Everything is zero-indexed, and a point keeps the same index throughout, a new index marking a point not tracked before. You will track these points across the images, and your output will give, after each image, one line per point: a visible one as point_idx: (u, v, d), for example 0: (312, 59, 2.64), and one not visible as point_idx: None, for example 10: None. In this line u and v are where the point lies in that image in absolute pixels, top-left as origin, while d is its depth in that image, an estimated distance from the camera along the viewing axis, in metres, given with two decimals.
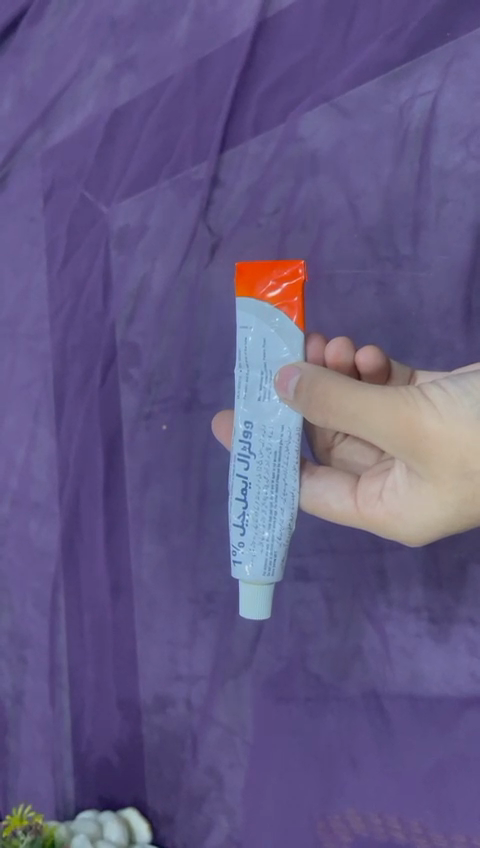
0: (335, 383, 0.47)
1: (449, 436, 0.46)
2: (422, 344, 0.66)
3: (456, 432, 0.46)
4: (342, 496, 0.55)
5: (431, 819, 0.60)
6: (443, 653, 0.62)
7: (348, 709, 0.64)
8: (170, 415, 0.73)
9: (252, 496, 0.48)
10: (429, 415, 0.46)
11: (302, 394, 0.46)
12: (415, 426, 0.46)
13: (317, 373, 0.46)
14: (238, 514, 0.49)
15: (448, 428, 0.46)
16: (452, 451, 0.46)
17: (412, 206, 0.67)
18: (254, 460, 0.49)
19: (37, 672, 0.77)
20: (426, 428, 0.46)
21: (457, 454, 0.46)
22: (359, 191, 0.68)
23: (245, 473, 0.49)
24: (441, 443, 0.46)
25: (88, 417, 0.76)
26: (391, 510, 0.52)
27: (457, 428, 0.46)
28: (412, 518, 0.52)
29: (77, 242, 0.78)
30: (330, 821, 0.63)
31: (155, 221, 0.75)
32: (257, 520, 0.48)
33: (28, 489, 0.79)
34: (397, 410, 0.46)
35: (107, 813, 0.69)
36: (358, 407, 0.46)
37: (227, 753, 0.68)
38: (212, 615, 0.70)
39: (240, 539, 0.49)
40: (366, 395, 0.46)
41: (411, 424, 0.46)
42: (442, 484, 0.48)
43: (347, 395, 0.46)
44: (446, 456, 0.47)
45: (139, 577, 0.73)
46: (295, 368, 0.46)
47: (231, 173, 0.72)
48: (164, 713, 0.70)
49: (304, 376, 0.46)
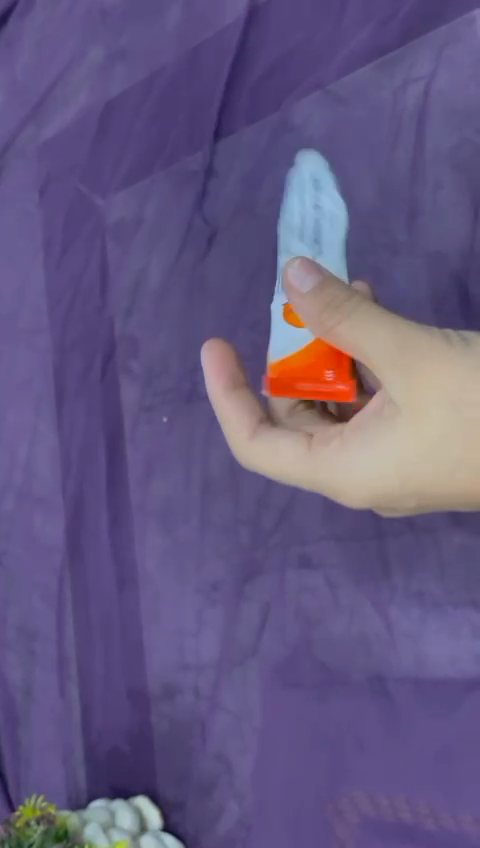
0: (347, 300, 0.47)
1: (446, 372, 0.46)
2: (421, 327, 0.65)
3: (449, 361, 0.46)
4: (295, 445, 0.53)
5: (439, 800, 0.60)
6: (446, 635, 0.62)
7: (354, 693, 0.64)
8: (171, 406, 0.73)
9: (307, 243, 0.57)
10: (427, 339, 0.47)
11: (318, 289, 0.47)
12: (412, 344, 0.46)
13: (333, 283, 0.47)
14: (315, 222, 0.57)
15: (442, 354, 0.46)
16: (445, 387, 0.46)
17: (408, 192, 0.66)
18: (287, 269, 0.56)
19: (45, 663, 0.78)
20: (422, 347, 0.46)
21: (449, 385, 0.46)
22: (354, 176, 0.68)
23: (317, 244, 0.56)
24: (439, 374, 0.46)
25: (88, 410, 0.77)
26: (344, 467, 0.51)
27: (453, 360, 0.46)
28: (375, 466, 0.50)
29: (73, 236, 0.79)
30: (339, 804, 0.63)
31: (150, 213, 0.75)
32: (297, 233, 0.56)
33: (32, 483, 0.80)
34: (399, 331, 0.47)
35: (118, 801, 0.70)
36: (362, 312, 0.47)
37: (235, 740, 0.68)
38: (217, 604, 0.70)
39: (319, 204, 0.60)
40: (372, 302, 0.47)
41: (410, 342, 0.46)
42: (426, 411, 0.47)
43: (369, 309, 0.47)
44: (441, 383, 0.46)
45: (143, 568, 0.74)
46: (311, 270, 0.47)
47: (225, 163, 0.72)
48: (173, 701, 0.71)
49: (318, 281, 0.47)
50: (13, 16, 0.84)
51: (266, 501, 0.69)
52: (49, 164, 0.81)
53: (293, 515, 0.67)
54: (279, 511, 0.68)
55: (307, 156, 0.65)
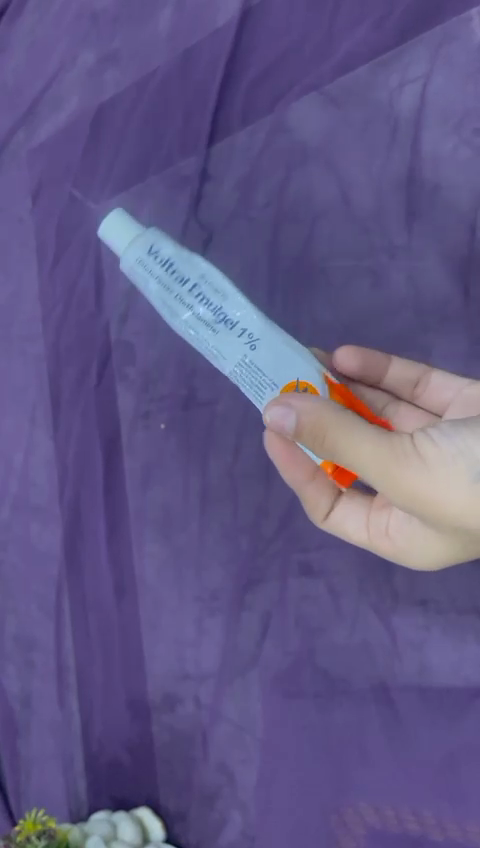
0: (330, 428, 0.46)
1: (450, 503, 0.47)
2: (420, 327, 0.64)
3: (449, 497, 0.46)
4: (357, 521, 0.59)
5: (445, 810, 0.59)
6: (450, 641, 0.61)
7: (357, 701, 0.63)
8: (168, 413, 0.73)
9: (227, 320, 0.53)
10: (421, 475, 0.46)
11: (301, 434, 0.47)
12: (411, 484, 0.47)
13: (314, 417, 0.46)
14: (216, 302, 0.54)
15: (440, 491, 0.46)
16: (444, 507, 0.47)
17: (405, 195, 0.65)
18: (228, 357, 0.54)
19: (44, 673, 0.77)
20: (420, 488, 0.47)
21: (457, 513, 0.47)
22: (350, 179, 0.67)
23: (239, 314, 0.54)
24: (443, 507, 0.47)
25: (84, 418, 0.76)
26: (399, 545, 0.57)
27: (452, 495, 0.46)
28: (422, 547, 0.55)
29: (66, 240, 0.78)
30: (344, 815, 0.62)
31: (145, 217, 0.74)
32: (205, 327, 0.54)
33: (28, 492, 0.79)
34: (395, 472, 0.47)
35: (119, 813, 0.69)
36: (356, 459, 0.47)
37: (237, 750, 0.67)
38: (217, 612, 0.69)
39: (174, 266, 0.54)
40: (361, 439, 0.46)
41: (410, 484, 0.47)
42: (446, 526, 0.49)
43: (348, 445, 0.47)
44: (451, 512, 0.47)
45: (142, 577, 0.73)
46: (288, 409, 0.46)
47: (219, 166, 0.72)
48: (174, 711, 0.70)
49: (301, 422, 0.46)
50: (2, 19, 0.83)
51: (265, 507, 0.68)
52: (42, 169, 0.80)
53: (294, 522, 0.67)
54: (278, 519, 0.68)
55: (108, 227, 0.58)
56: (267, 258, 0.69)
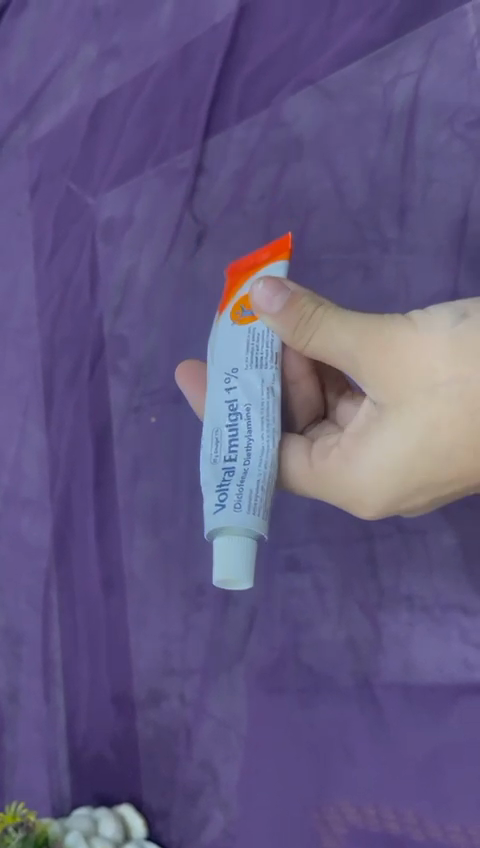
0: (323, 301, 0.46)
1: (428, 358, 0.43)
2: None
3: (431, 353, 0.43)
4: (304, 457, 0.51)
5: (426, 809, 0.58)
6: (434, 639, 0.60)
7: (341, 700, 0.62)
8: (159, 407, 0.73)
9: (238, 401, 0.46)
10: (402, 332, 0.44)
11: (290, 306, 0.45)
12: (389, 342, 0.44)
13: (309, 294, 0.46)
14: (227, 423, 0.46)
15: (420, 346, 0.43)
16: (420, 365, 0.43)
17: (398, 188, 0.64)
18: (265, 372, 0.47)
19: (30, 668, 0.77)
20: (400, 347, 0.44)
21: (433, 374, 0.43)
22: (343, 173, 0.67)
23: (229, 409, 0.46)
24: (425, 377, 0.43)
25: (77, 411, 0.77)
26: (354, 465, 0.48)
27: (432, 349, 0.43)
28: (381, 470, 0.47)
29: (63, 235, 0.79)
30: (326, 815, 0.61)
31: (140, 211, 0.75)
32: (260, 407, 0.46)
33: (18, 485, 0.79)
34: (376, 329, 0.44)
35: (102, 810, 0.69)
36: (339, 324, 0.45)
37: (221, 747, 0.66)
38: (204, 607, 0.68)
39: (223, 483, 0.44)
40: (349, 310, 0.45)
41: (387, 342, 0.44)
42: (417, 404, 0.44)
43: (334, 311, 0.46)
44: (426, 376, 0.43)
45: (130, 571, 0.73)
46: (286, 287, 0.46)
47: (215, 160, 0.72)
48: (159, 708, 0.70)
49: (296, 295, 0.45)
50: (5, 21, 0.85)
51: None
52: (42, 167, 0.81)
53: (281, 518, 0.66)
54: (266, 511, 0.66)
55: (222, 556, 0.44)
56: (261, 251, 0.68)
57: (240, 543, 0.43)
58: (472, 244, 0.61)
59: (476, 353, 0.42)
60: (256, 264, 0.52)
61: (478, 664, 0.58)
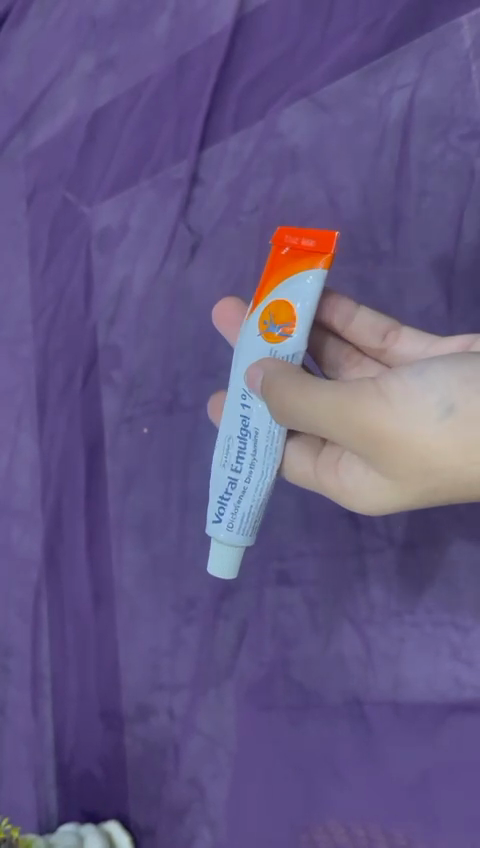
0: (314, 384, 0.46)
1: (424, 439, 0.44)
2: None
3: (424, 435, 0.44)
4: (304, 459, 0.55)
5: (416, 828, 0.57)
6: (424, 655, 0.59)
7: (330, 717, 0.61)
8: (151, 417, 0.72)
9: (249, 422, 0.51)
10: (387, 415, 0.44)
11: (268, 387, 0.47)
12: (377, 425, 0.44)
13: (283, 368, 0.48)
14: (237, 442, 0.51)
15: (411, 429, 0.44)
16: (417, 444, 0.44)
17: (392, 201, 0.64)
18: None
19: (18, 684, 0.75)
20: (388, 428, 0.44)
21: (430, 451, 0.44)
22: (337, 184, 0.66)
23: (241, 425, 0.51)
24: (421, 452, 0.45)
25: (70, 420, 0.76)
26: (346, 484, 0.53)
27: (425, 430, 0.44)
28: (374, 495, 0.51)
29: (58, 243, 0.78)
30: (315, 834, 0.60)
31: (136, 221, 0.75)
32: (268, 438, 0.50)
33: (9, 497, 0.78)
34: (357, 410, 0.45)
35: (88, 826, 0.67)
36: (314, 404, 0.46)
37: (209, 763, 0.65)
38: (194, 621, 0.67)
39: (224, 496, 0.51)
40: (321, 386, 0.46)
41: (375, 424, 0.44)
42: (417, 468, 0.46)
43: (312, 390, 0.46)
44: (421, 449, 0.45)
45: (121, 584, 0.72)
46: (261, 366, 0.48)
47: (211, 171, 0.71)
48: (147, 723, 0.68)
49: (266, 373, 0.48)
50: (3, 26, 0.84)
51: None
52: (38, 176, 0.81)
53: (271, 530, 0.64)
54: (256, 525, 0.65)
55: (215, 557, 0.53)
56: (255, 263, 0.69)
57: (230, 556, 0.53)
58: (465, 258, 0.62)
59: (472, 435, 0.44)
60: (300, 247, 0.49)
61: (468, 682, 0.58)
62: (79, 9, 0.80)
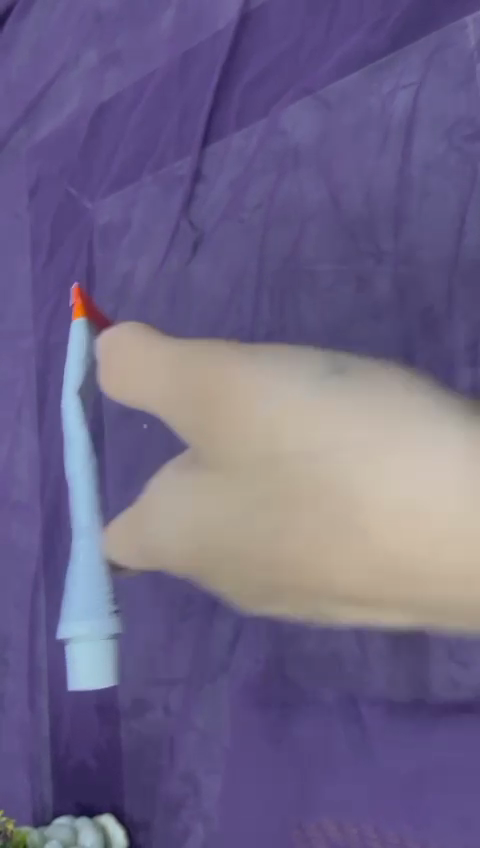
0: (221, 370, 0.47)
1: (322, 446, 0.42)
2: (400, 341, 0.61)
3: (321, 442, 0.42)
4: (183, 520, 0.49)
5: (407, 827, 0.57)
6: (418, 655, 0.59)
7: (324, 714, 0.61)
8: (150, 414, 0.71)
9: (172, 520, 0.52)
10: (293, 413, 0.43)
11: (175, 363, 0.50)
12: (278, 429, 0.44)
13: (189, 351, 0.50)
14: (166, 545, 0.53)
15: (318, 444, 0.42)
16: (315, 461, 0.42)
17: (394, 199, 0.63)
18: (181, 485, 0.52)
19: (16, 675, 0.78)
20: (288, 425, 0.43)
21: (329, 468, 0.41)
22: (340, 182, 0.66)
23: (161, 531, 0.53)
24: (314, 477, 0.42)
25: (69, 415, 0.77)
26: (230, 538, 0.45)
27: (326, 438, 0.42)
28: (258, 549, 0.43)
29: (60, 239, 0.79)
30: (307, 830, 0.60)
31: (137, 217, 0.75)
32: (184, 526, 0.52)
33: (12, 490, 0.80)
34: (259, 411, 0.44)
35: (83, 818, 0.69)
36: (218, 401, 0.46)
37: (204, 758, 0.65)
38: (191, 617, 0.68)
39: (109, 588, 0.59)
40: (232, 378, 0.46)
41: (278, 437, 0.43)
42: (314, 486, 0.41)
43: (220, 374, 0.47)
44: (326, 468, 0.41)
45: (117, 580, 0.72)
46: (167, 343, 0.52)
47: (213, 167, 0.71)
48: (142, 717, 0.69)
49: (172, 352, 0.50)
50: (12, 21, 0.85)
51: None
52: (41, 172, 0.81)
53: None
54: None
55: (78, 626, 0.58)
56: (255, 262, 0.68)
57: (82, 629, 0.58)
58: (467, 258, 0.60)
59: (381, 454, 0.40)
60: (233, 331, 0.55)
61: (464, 684, 0.57)
62: (83, 3, 0.80)
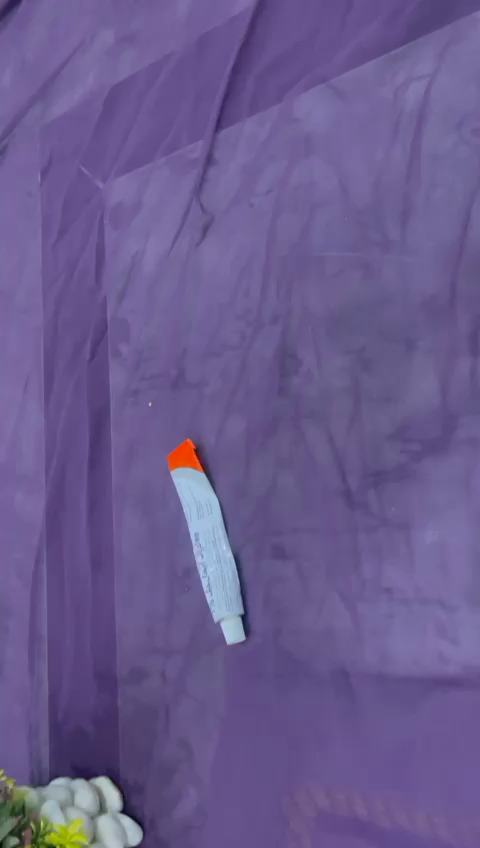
0: None
1: None
2: (402, 327, 0.59)
3: None
4: None
5: (393, 794, 0.56)
6: (411, 632, 0.57)
7: (317, 686, 0.61)
8: (157, 391, 0.75)
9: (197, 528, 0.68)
10: None
11: None
12: None
13: None
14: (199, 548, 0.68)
15: None
16: None
17: (402, 189, 0.61)
18: (203, 497, 0.69)
19: (18, 639, 0.82)
20: None
21: None
22: (349, 172, 0.64)
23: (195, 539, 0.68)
24: None
25: (77, 390, 0.82)
26: None
27: None
28: None
29: (73, 217, 0.85)
30: (296, 796, 0.61)
31: (148, 200, 0.78)
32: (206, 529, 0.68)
33: (25, 462, 0.86)
34: None
35: (79, 781, 0.71)
36: None
37: (198, 725, 0.68)
38: (190, 590, 0.70)
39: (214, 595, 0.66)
40: None
41: None
42: None
43: None
44: None
45: (120, 551, 0.76)
46: None
47: (225, 152, 0.72)
48: (140, 684, 0.72)
49: None
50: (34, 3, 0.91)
51: (244, 488, 0.68)
52: (60, 163, 0.87)
53: (270, 508, 0.66)
54: (255, 501, 0.67)
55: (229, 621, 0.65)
56: (264, 247, 0.68)
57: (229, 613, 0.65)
58: (472, 249, 0.58)
59: None
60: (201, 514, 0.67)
61: (452, 659, 0.56)
62: None
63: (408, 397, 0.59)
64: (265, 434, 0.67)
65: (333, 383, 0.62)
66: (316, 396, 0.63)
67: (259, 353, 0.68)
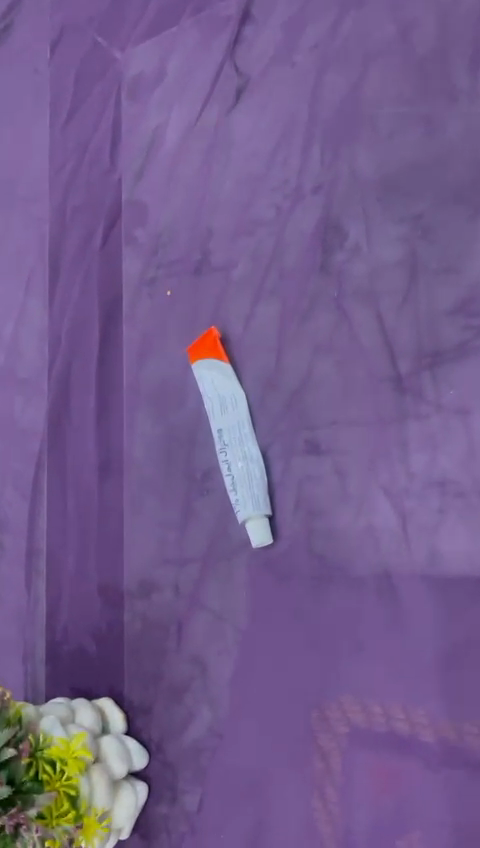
0: None
1: None
2: (469, 185, 0.54)
3: None
4: None
5: (439, 708, 0.51)
6: (468, 528, 0.52)
7: (356, 587, 0.55)
8: (176, 278, 0.67)
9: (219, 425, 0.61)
10: None
11: None
12: None
13: None
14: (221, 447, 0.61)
15: None
16: None
17: (473, 34, 0.55)
18: (225, 390, 0.61)
19: (12, 559, 0.73)
20: None
21: None
22: (411, 17, 0.57)
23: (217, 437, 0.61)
24: None
25: (85, 281, 0.73)
26: None
27: None
28: None
29: (86, 92, 0.75)
30: (327, 712, 0.55)
31: (173, 66, 0.69)
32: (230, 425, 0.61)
33: (21, 363, 0.76)
34: None
35: (79, 700, 0.63)
36: None
37: (215, 640, 0.61)
38: (210, 493, 0.63)
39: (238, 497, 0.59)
40: None
41: None
42: None
43: None
44: None
45: (130, 455, 0.68)
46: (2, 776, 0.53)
47: (265, 5, 0.64)
48: (149, 599, 0.65)
49: None
50: None
51: (274, 379, 0.60)
52: (73, 33, 0.77)
53: (304, 400, 0.59)
54: (287, 394, 0.60)
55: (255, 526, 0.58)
56: (307, 109, 0.61)
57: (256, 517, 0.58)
58: None
59: None
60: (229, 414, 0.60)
61: None
62: None
63: (474, 263, 0.53)
64: (302, 319, 0.59)
65: (386, 255, 0.56)
66: (364, 274, 0.57)
67: (297, 229, 0.60)
